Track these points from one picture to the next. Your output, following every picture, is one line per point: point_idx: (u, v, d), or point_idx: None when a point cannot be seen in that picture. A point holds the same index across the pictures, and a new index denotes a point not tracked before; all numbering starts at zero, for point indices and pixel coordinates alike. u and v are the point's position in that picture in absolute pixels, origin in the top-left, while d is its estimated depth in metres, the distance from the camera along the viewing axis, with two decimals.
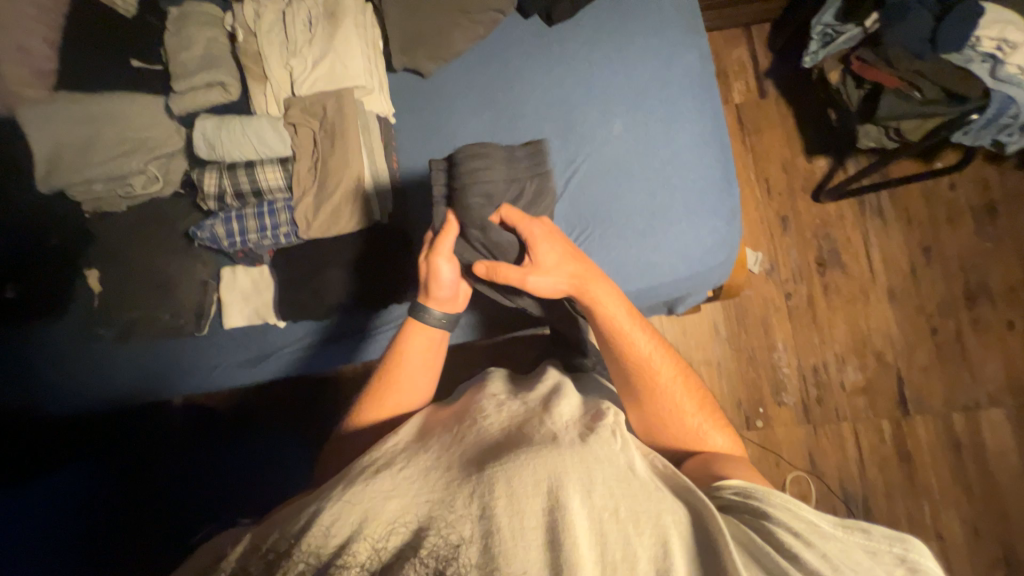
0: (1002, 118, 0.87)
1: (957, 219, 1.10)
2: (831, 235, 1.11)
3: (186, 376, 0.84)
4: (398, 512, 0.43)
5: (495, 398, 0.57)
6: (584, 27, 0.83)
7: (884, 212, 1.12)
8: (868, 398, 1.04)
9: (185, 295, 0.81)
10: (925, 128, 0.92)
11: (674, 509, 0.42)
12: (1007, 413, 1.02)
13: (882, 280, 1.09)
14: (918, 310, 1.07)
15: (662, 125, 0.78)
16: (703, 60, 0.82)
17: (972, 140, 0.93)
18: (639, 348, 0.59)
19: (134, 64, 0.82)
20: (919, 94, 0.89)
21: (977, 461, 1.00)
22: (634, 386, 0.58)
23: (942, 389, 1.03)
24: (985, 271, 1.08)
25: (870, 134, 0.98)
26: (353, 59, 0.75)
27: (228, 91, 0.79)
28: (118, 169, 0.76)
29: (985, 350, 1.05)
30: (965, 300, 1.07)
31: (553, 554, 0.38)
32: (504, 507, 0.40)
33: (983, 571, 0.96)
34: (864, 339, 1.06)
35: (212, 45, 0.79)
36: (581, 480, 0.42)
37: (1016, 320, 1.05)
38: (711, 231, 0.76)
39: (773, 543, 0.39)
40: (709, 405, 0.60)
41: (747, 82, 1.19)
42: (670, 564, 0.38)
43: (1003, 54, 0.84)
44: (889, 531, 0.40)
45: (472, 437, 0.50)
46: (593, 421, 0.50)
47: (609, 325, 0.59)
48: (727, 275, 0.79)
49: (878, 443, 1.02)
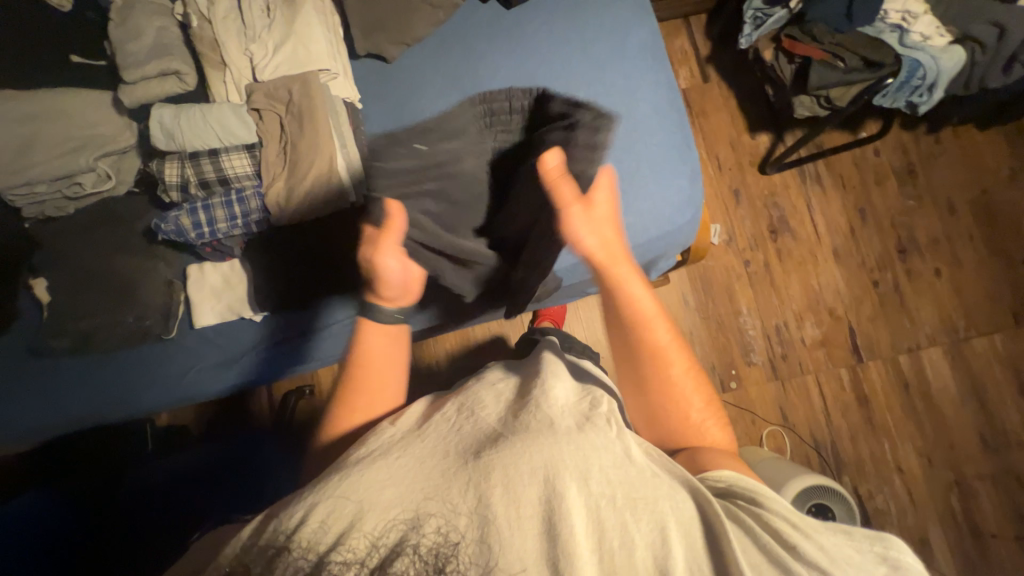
0: (912, 80, 0.92)
1: (884, 181, 1.18)
2: (779, 203, 1.17)
3: (151, 386, 0.78)
4: (394, 502, 0.44)
5: (491, 389, 0.59)
6: (540, 7, 0.85)
7: (822, 179, 1.19)
8: (827, 351, 1.11)
9: (148, 297, 0.75)
10: (850, 94, 0.93)
11: (671, 495, 0.45)
12: (944, 351, 1.11)
13: (827, 241, 1.16)
14: (861, 265, 1.15)
15: (625, 98, 0.81)
16: (653, 35, 0.85)
17: (889, 104, 0.98)
18: (658, 336, 0.59)
19: (74, 59, 0.76)
20: (843, 63, 0.91)
21: (924, 398, 1.09)
22: (645, 371, 0.59)
23: (884, 337, 1.12)
24: (913, 226, 1.17)
25: (804, 104, 0.98)
26: (316, 43, 0.75)
27: (183, 81, 0.76)
28: (64, 168, 0.71)
29: (921, 297, 1.14)
30: (897, 253, 1.15)
31: (550, 543, 0.40)
32: (501, 496, 0.43)
33: (939, 496, 1.05)
34: (818, 297, 1.13)
35: (163, 34, 0.75)
36: (575, 469, 0.45)
37: (941, 268, 1.15)
38: (678, 191, 0.79)
39: (768, 530, 0.43)
40: (715, 405, 0.60)
41: (691, 68, 1.22)
42: (669, 551, 0.41)
43: (907, 24, 0.94)
44: (870, 531, 0.43)
45: (469, 426, 0.52)
46: (589, 408, 0.54)
47: (632, 308, 0.59)
48: (693, 235, 0.83)
49: (840, 391, 1.09)
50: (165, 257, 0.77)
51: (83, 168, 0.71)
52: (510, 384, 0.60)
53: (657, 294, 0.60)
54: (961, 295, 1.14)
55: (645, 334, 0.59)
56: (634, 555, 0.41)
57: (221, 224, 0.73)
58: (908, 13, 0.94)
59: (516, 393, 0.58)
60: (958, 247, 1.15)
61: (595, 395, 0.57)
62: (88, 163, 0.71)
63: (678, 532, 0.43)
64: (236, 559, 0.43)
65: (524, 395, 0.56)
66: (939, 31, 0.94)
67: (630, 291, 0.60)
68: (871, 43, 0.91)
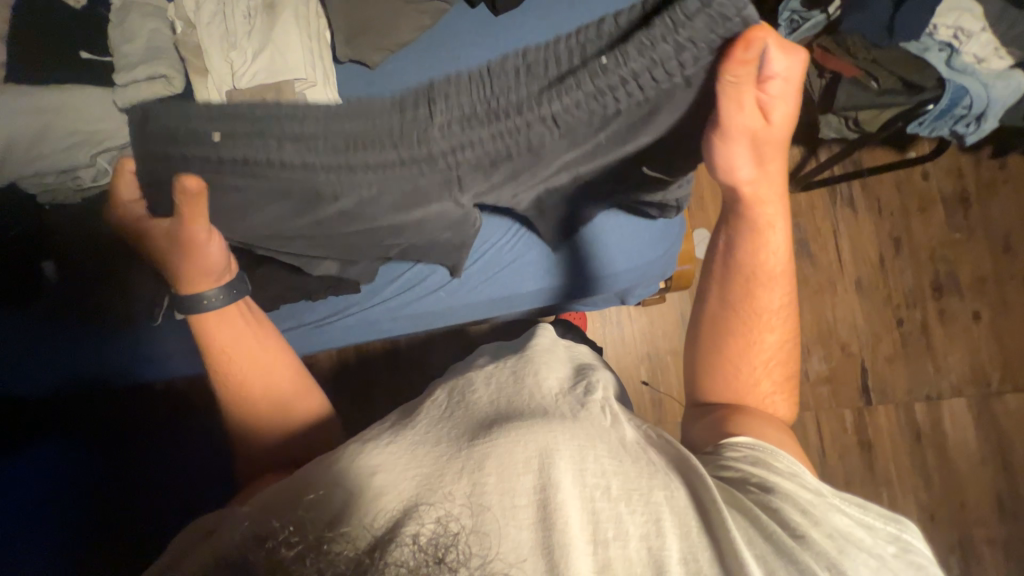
0: (956, 109, 0.97)
1: (929, 207, 1.27)
2: (801, 225, 1.27)
3: (143, 363, 0.89)
4: (385, 489, 0.39)
5: (483, 371, 0.54)
6: (527, 18, 0.89)
7: (855, 202, 1.27)
8: (832, 388, 1.21)
9: (142, 287, 0.84)
10: (881, 118, 1.02)
11: (668, 486, 0.42)
12: (966, 404, 1.20)
13: (850, 272, 1.26)
14: (887, 300, 1.25)
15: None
16: None
17: (930, 131, 1.03)
18: (772, 302, 0.62)
19: (84, 56, 0.73)
20: (875, 85, 0.99)
21: (935, 439, 1.19)
22: (739, 327, 0.62)
23: (901, 381, 1.22)
24: (953, 265, 1.25)
25: (831, 124, 1.09)
26: (292, 51, 0.76)
27: (171, 83, 0.73)
28: (64, 162, 0.69)
29: (950, 344, 1.23)
30: (932, 292, 1.25)
31: (545, 533, 0.37)
32: (495, 485, 0.39)
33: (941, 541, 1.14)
34: (831, 332, 1.23)
35: (156, 36, 0.74)
36: (572, 455, 0.41)
37: (982, 311, 1.24)
38: (652, 226, 0.84)
39: (782, 522, 0.41)
40: (788, 380, 0.63)
41: None
42: (665, 544, 0.38)
43: (958, 42, 0.96)
44: (884, 511, 0.45)
45: (463, 412, 0.48)
46: (584, 395, 0.50)
47: (753, 265, 0.62)
48: (667, 266, 0.90)
49: (840, 433, 1.19)
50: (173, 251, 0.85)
51: (82, 164, 0.69)
52: (502, 366, 0.55)
53: (794, 250, 0.61)
54: (999, 341, 1.23)
55: (756, 290, 0.62)
56: (629, 547, 0.37)
57: None
58: (961, 30, 0.96)
59: (511, 376, 0.52)
60: (1004, 291, 1.24)
61: (590, 381, 0.53)
62: (86, 159, 0.69)
63: (676, 525, 0.39)
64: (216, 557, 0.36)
65: (519, 378, 0.51)
66: (995, 54, 0.96)
67: (764, 241, 0.61)
68: (911, 63, 0.97)
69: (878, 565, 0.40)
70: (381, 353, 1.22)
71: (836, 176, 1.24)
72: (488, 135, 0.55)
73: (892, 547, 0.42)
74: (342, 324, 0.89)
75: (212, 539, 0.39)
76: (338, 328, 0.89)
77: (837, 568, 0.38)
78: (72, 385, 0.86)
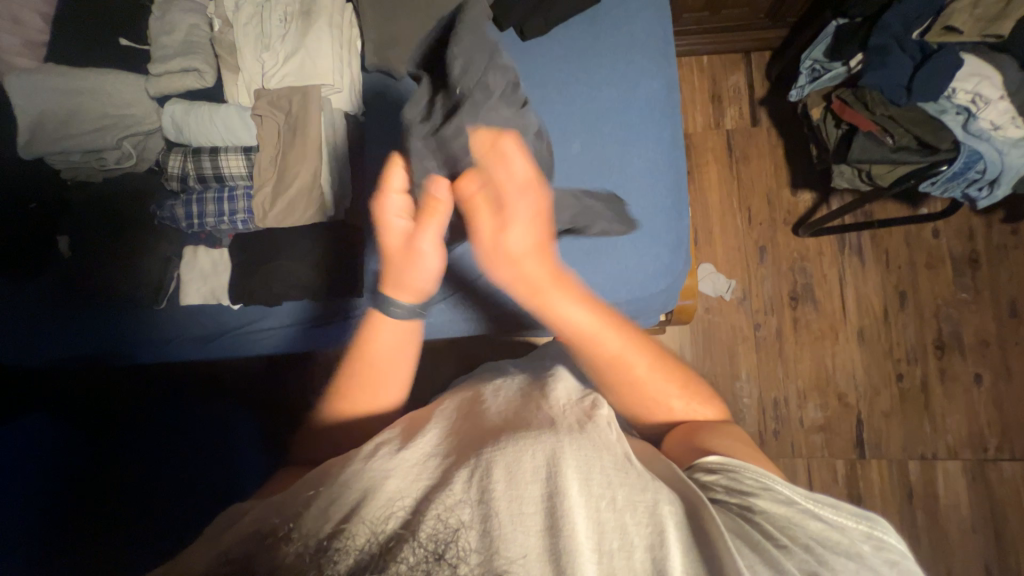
0: (969, 172, 0.99)
1: (937, 264, 1.29)
2: (806, 268, 1.31)
3: (140, 348, 0.89)
4: (397, 493, 0.41)
5: (494, 385, 0.57)
6: (553, 44, 0.91)
7: (863, 251, 1.30)
8: (825, 437, 1.23)
9: (146, 272, 0.85)
10: (895, 172, 1.05)
11: (669, 498, 0.42)
12: (961, 466, 1.21)
13: (852, 320, 1.28)
14: (886, 353, 1.27)
15: (618, 151, 0.87)
16: (668, 87, 0.90)
17: (941, 191, 1.05)
18: (609, 347, 0.60)
19: (123, 42, 0.85)
20: (890, 140, 1.02)
21: (928, 497, 1.20)
22: (612, 385, 0.61)
23: (895, 439, 1.23)
24: (957, 324, 1.27)
25: (845, 174, 1.13)
26: (322, 58, 0.82)
27: (203, 77, 0.85)
28: (92, 143, 0.80)
29: (948, 403, 1.24)
30: (935, 348, 1.26)
31: (551, 540, 0.38)
32: (503, 491, 0.40)
33: None
34: (828, 380, 1.26)
35: (194, 31, 0.85)
36: (578, 465, 0.41)
37: (983, 375, 1.25)
38: (654, 258, 0.85)
39: (762, 533, 0.45)
40: (687, 381, 0.64)
41: (741, 109, 1.37)
42: (666, 554, 0.39)
43: (976, 108, 0.97)
44: (861, 510, 0.48)
45: (470, 419, 0.49)
46: (588, 408, 0.49)
47: (573, 331, 0.60)
48: (669, 300, 0.89)
49: (831, 483, 1.21)
50: (167, 234, 0.86)
51: (109, 145, 0.81)
52: (511, 382, 0.57)
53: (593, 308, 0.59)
54: (998, 405, 1.23)
55: (591, 356, 0.61)
56: (632, 558, 0.39)
57: (241, 215, 0.83)
58: (980, 96, 0.97)
59: (519, 391, 0.53)
60: (1009, 356, 1.24)
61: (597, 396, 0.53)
62: (112, 141, 0.81)
63: (677, 535, 0.40)
64: (243, 543, 0.37)
65: (526, 393, 0.53)
66: (1013, 121, 0.96)
67: (565, 314, 0.60)
68: (926, 123, 0.99)
69: (856, 567, 0.43)
70: None
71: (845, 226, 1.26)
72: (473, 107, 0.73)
73: (867, 546, 0.45)
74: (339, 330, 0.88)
75: (231, 528, 0.40)
76: (325, 332, 0.88)
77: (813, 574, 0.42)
78: (75, 359, 0.89)
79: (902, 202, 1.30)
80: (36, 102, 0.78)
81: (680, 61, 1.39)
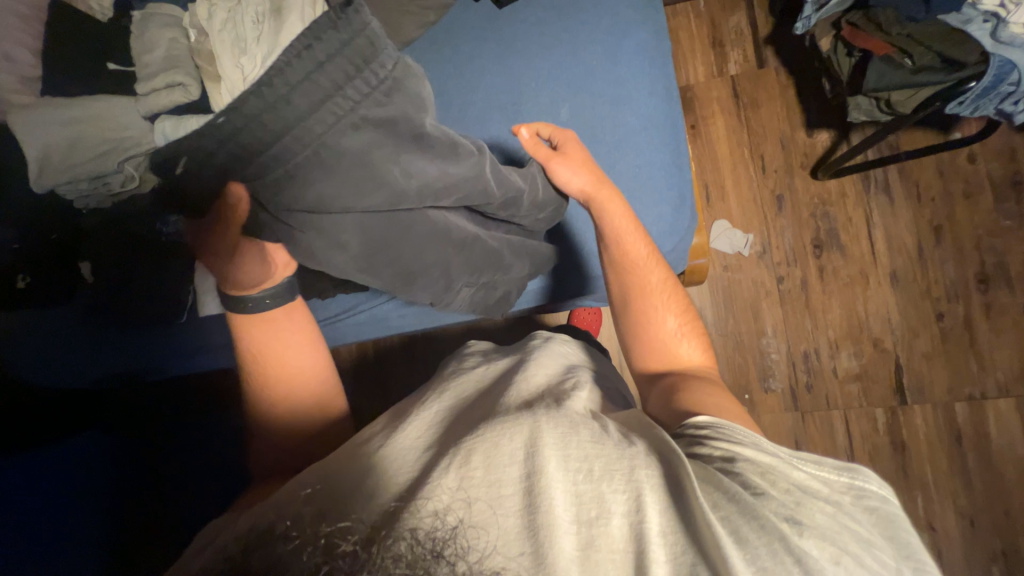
0: (1003, 85, 0.90)
1: (976, 191, 1.20)
2: (829, 213, 1.24)
3: (177, 359, 1.01)
4: (377, 489, 0.42)
5: (472, 374, 0.61)
6: (531, 7, 0.87)
7: (890, 187, 1.22)
8: (862, 386, 1.19)
9: (171, 292, 0.92)
10: (916, 98, 0.97)
11: (647, 462, 0.43)
12: (1013, 403, 1.15)
13: (883, 261, 1.21)
14: (924, 293, 1.20)
15: (609, 110, 0.84)
16: (656, 36, 0.86)
17: (973, 109, 0.96)
18: (638, 249, 0.73)
19: (111, 67, 0.87)
20: (910, 61, 0.94)
21: (977, 438, 1.15)
22: (628, 287, 0.73)
23: (940, 381, 1.17)
24: (1002, 255, 1.18)
25: (861, 105, 1.05)
26: None
27: (189, 91, 0.84)
28: (96, 170, 0.79)
29: (996, 339, 1.17)
30: (978, 283, 1.18)
31: (530, 518, 0.39)
32: (481, 477, 0.41)
33: (979, 551, 1.12)
34: (862, 326, 1.21)
35: (174, 45, 0.85)
36: (557, 443, 0.43)
37: None
38: (657, 218, 0.83)
39: (742, 483, 0.43)
40: (689, 323, 0.73)
41: (744, 50, 1.29)
42: (644, 517, 0.39)
43: (1005, 12, 0.89)
44: (838, 462, 0.46)
45: (454, 409, 0.53)
46: (566, 391, 0.52)
47: (611, 226, 0.73)
48: (677, 261, 0.87)
49: (871, 432, 1.17)
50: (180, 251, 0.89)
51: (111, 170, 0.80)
52: (491, 371, 0.61)
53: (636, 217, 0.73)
54: None
55: (622, 255, 0.73)
56: (611, 525, 0.40)
57: None
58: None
59: (503, 378, 0.57)
60: None
61: (578, 377, 0.57)
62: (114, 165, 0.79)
63: (657, 499, 0.40)
64: (242, 540, 0.39)
65: (508, 378, 0.55)
66: None
67: (610, 210, 0.73)
68: (951, 37, 0.91)
69: (835, 510, 0.42)
70: (398, 345, 1.27)
71: (867, 163, 1.19)
72: (381, 139, 0.54)
73: (846, 497, 0.44)
74: (354, 320, 0.95)
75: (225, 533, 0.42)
76: (349, 325, 0.96)
77: (793, 519, 0.40)
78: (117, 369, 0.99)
79: (931, 129, 1.21)
80: (37, 132, 0.77)
81: (674, 9, 1.32)
